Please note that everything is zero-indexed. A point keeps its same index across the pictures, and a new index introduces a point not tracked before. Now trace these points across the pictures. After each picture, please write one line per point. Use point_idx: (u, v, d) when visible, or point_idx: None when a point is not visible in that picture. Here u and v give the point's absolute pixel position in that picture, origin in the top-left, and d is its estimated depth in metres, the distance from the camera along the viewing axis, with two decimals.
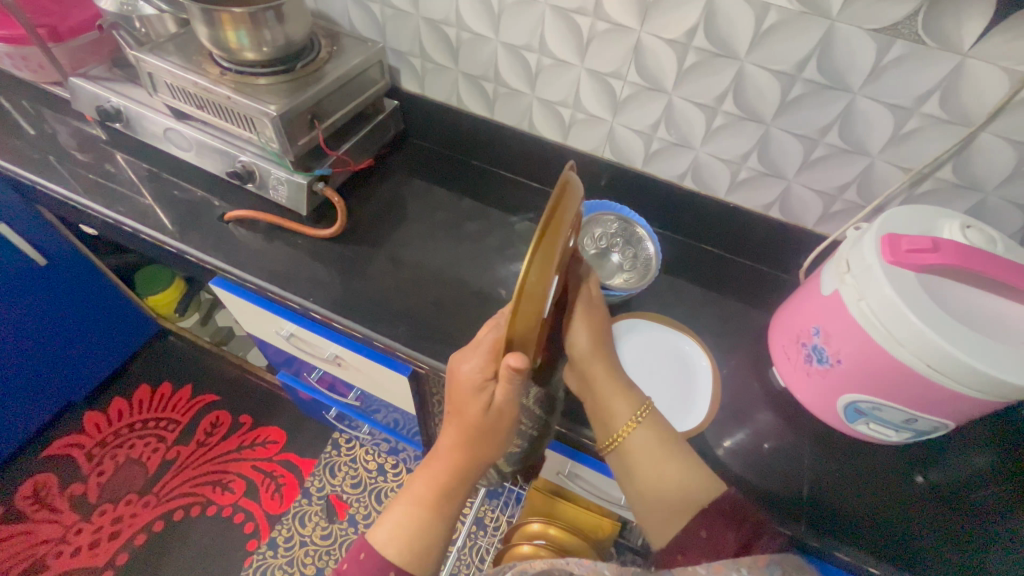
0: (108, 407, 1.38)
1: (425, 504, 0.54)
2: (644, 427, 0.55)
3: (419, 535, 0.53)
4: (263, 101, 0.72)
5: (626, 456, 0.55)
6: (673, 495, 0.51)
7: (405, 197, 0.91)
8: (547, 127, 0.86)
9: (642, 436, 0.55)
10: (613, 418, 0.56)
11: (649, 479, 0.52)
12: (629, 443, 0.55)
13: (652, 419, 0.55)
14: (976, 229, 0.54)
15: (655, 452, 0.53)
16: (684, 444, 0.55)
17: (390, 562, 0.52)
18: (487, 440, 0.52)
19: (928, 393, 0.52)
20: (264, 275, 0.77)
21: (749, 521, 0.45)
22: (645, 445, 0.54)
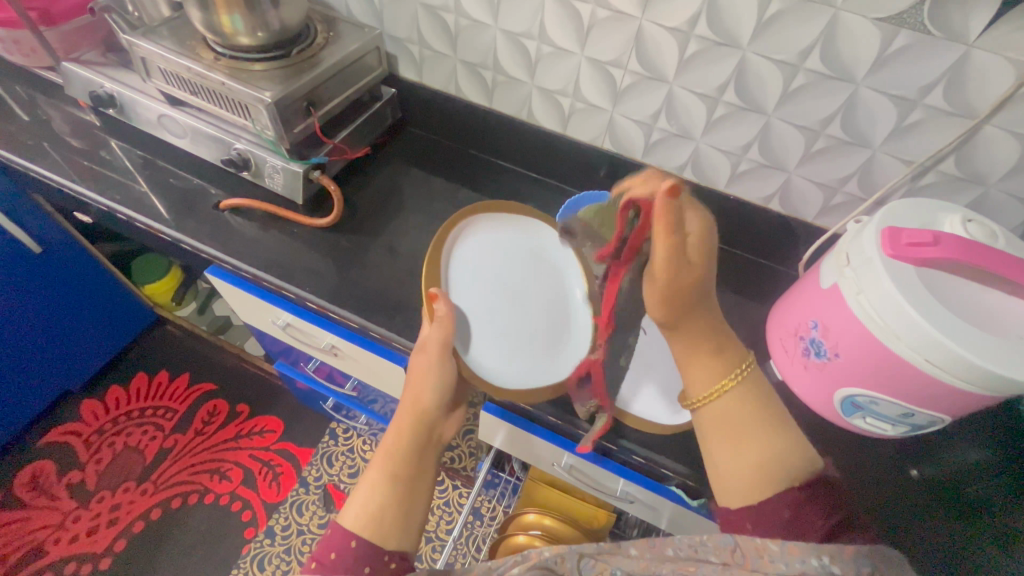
0: (105, 395, 1.38)
1: (384, 469, 0.52)
2: (740, 391, 0.50)
3: (379, 502, 0.50)
4: (258, 87, 0.71)
5: (709, 417, 0.50)
6: (767, 464, 0.46)
7: (403, 186, 0.90)
8: (547, 117, 0.85)
9: (735, 398, 0.50)
10: (698, 380, 0.52)
11: (738, 447, 0.48)
12: (719, 406, 0.50)
13: (749, 381, 0.50)
14: (977, 223, 0.53)
15: (747, 420, 0.48)
16: (782, 409, 0.50)
17: (347, 533, 0.48)
18: (422, 383, 0.54)
19: (925, 387, 0.52)
20: (260, 264, 0.77)
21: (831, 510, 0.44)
22: (736, 409, 0.49)
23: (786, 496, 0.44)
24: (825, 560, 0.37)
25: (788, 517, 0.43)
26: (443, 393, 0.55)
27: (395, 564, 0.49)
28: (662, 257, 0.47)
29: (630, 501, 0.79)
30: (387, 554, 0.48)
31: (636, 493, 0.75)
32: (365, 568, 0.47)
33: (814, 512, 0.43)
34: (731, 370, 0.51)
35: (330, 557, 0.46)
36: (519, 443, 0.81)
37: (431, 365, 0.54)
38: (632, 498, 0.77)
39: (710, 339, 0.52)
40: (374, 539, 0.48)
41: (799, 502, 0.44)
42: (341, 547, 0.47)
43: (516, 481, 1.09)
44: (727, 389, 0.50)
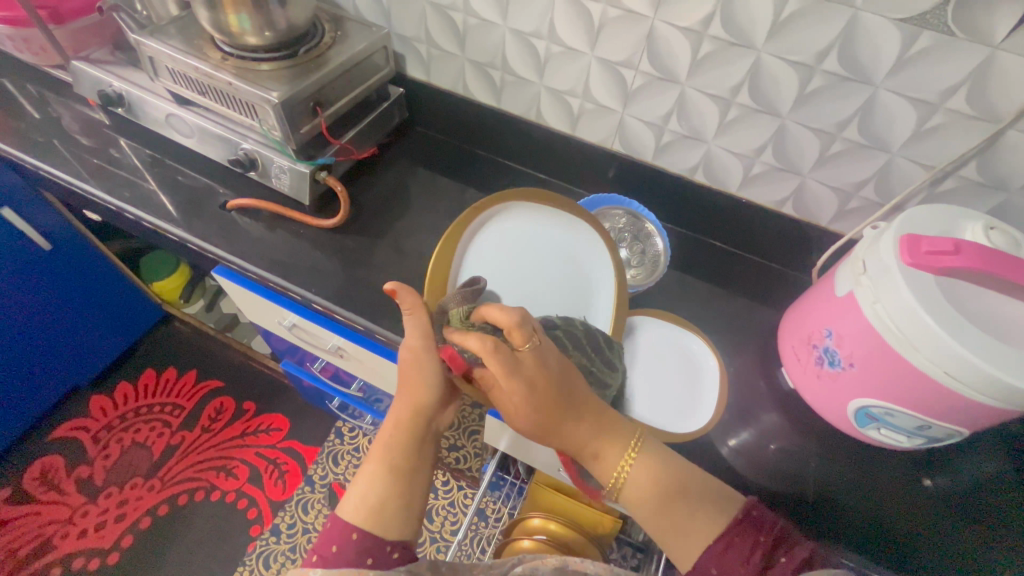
0: (114, 391, 1.39)
1: (382, 460, 0.50)
2: (641, 462, 0.48)
3: (380, 496, 0.48)
4: (265, 87, 0.70)
5: (629, 497, 0.48)
6: (686, 520, 0.45)
7: (409, 186, 0.90)
8: (555, 117, 0.84)
9: (643, 467, 0.48)
10: (602, 461, 0.49)
11: (667, 514, 0.46)
12: (632, 479, 0.48)
13: (648, 451, 0.49)
14: (1000, 231, 0.52)
15: (657, 489, 0.47)
16: (689, 466, 0.49)
17: (348, 525, 0.47)
18: (420, 378, 0.50)
19: (943, 399, 0.50)
20: (265, 264, 0.76)
21: (759, 540, 0.42)
22: (648, 479, 0.47)
23: (711, 551, 0.43)
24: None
25: (718, 573, 0.42)
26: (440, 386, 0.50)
27: (399, 554, 0.48)
28: (517, 390, 0.44)
29: None
30: (388, 543, 0.47)
31: (643, 500, 0.74)
32: (368, 560, 0.46)
33: (739, 555, 0.42)
34: (624, 443, 0.49)
35: (331, 550, 0.46)
36: (525, 447, 0.80)
37: (422, 359, 0.50)
38: None
39: (595, 420, 0.49)
40: (376, 531, 0.47)
41: (720, 553, 0.42)
42: (342, 541, 0.46)
43: (521, 483, 1.09)
44: (631, 463, 0.48)
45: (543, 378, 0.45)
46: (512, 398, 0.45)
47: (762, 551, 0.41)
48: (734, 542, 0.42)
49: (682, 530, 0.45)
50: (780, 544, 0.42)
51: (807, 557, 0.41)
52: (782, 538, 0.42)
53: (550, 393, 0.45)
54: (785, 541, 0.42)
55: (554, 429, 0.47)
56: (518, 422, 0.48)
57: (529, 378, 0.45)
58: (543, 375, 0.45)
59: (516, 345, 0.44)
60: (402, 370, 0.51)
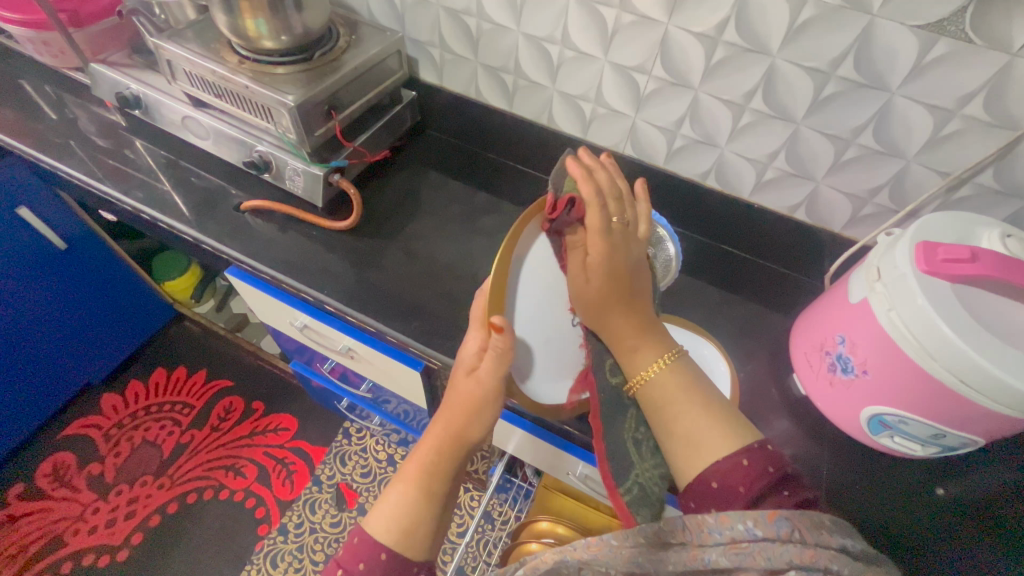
0: (125, 389, 1.40)
1: (419, 484, 0.49)
2: (674, 368, 0.47)
3: (413, 516, 0.48)
4: (280, 90, 0.71)
5: (648, 396, 0.47)
6: (699, 433, 0.43)
7: (420, 189, 0.90)
8: (567, 122, 0.84)
9: (672, 375, 0.47)
10: (633, 360, 0.48)
11: (680, 422, 0.44)
12: (657, 382, 0.46)
13: (681, 364, 0.48)
14: (1017, 238, 0.51)
15: (679, 396, 0.45)
16: (713, 389, 0.47)
17: (378, 544, 0.46)
18: (477, 413, 0.49)
19: (958, 408, 0.50)
20: (278, 265, 0.77)
21: (767, 471, 0.40)
22: (675, 385, 0.46)
23: (721, 463, 0.41)
24: (750, 522, 0.37)
25: (717, 489, 0.40)
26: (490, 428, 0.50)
27: (423, 573, 0.48)
28: (598, 258, 0.46)
29: None
30: (415, 564, 0.47)
31: (652, 505, 0.74)
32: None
33: (742, 478, 0.40)
34: (661, 349, 0.48)
35: (356, 567, 0.45)
36: (535, 450, 0.81)
37: (485, 398, 0.49)
38: None
39: (638, 319, 0.49)
40: (406, 552, 0.46)
41: (727, 471, 0.41)
42: (370, 559, 0.45)
43: (528, 486, 1.09)
44: (662, 366, 0.47)
45: (623, 256, 0.46)
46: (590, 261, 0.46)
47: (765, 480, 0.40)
48: (742, 467, 0.40)
49: (694, 441, 0.43)
50: (786, 482, 0.40)
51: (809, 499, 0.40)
52: (791, 475, 0.41)
53: (625, 275, 0.47)
54: (794, 479, 0.41)
55: (603, 310, 0.48)
56: (578, 294, 0.49)
57: (613, 246, 0.46)
58: (615, 258, 0.46)
59: (612, 213, 0.46)
60: (458, 396, 0.50)
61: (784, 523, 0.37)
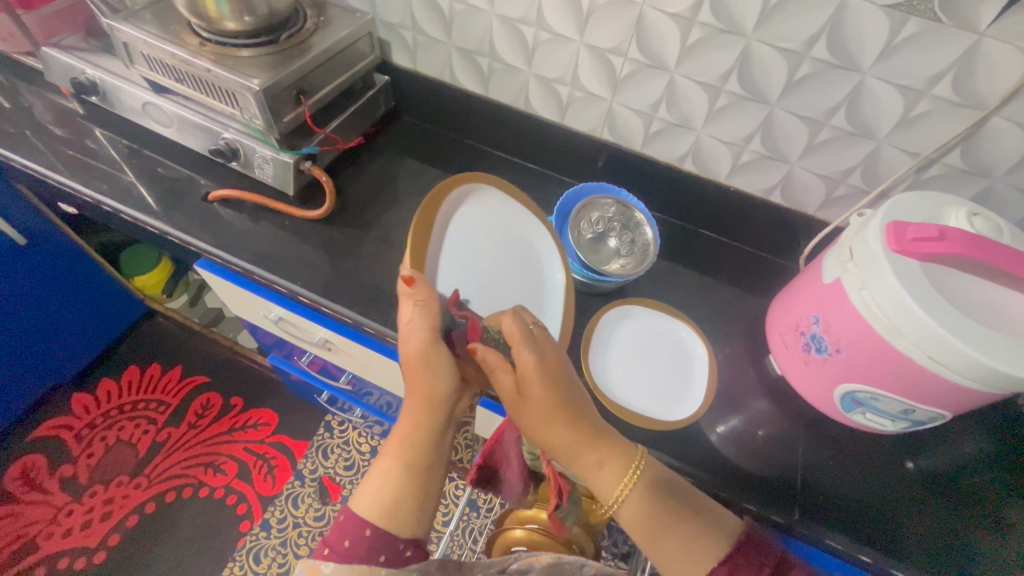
0: (97, 388, 1.36)
1: (398, 456, 0.49)
2: (643, 480, 0.48)
3: (393, 494, 0.48)
4: (245, 74, 0.68)
5: (627, 517, 0.48)
6: (688, 544, 0.45)
7: (396, 177, 0.88)
8: (544, 106, 0.83)
9: (640, 489, 0.48)
10: (600, 480, 0.49)
11: (660, 536, 0.46)
12: (628, 501, 0.47)
13: (645, 473, 0.49)
14: (982, 217, 0.52)
15: (656, 508, 0.47)
16: (684, 488, 0.49)
17: (362, 522, 0.46)
18: (432, 373, 0.48)
19: (928, 383, 0.51)
20: (250, 257, 0.75)
21: (764, 561, 0.43)
22: (643, 500, 0.47)
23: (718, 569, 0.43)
24: None
25: None
26: (452, 376, 0.48)
27: (411, 552, 0.48)
28: (531, 362, 0.48)
29: None
30: (402, 541, 0.47)
31: None
32: (381, 558, 0.46)
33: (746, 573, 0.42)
34: (624, 461, 0.49)
35: (344, 545, 0.46)
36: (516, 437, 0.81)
37: (430, 353, 0.47)
38: None
39: (589, 435, 0.49)
40: (392, 530, 0.47)
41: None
42: (355, 537, 0.46)
43: None
44: (631, 485, 0.48)
45: (552, 361, 0.49)
46: (522, 365, 0.48)
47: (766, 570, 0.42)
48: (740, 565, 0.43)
49: (682, 556, 0.45)
50: (785, 564, 0.43)
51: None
52: (786, 559, 0.43)
53: (558, 382, 0.49)
54: (790, 563, 0.43)
55: (551, 422, 0.49)
56: (516, 401, 0.49)
57: (539, 354, 0.48)
58: (545, 364, 0.48)
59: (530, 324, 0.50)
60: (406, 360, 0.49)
61: None
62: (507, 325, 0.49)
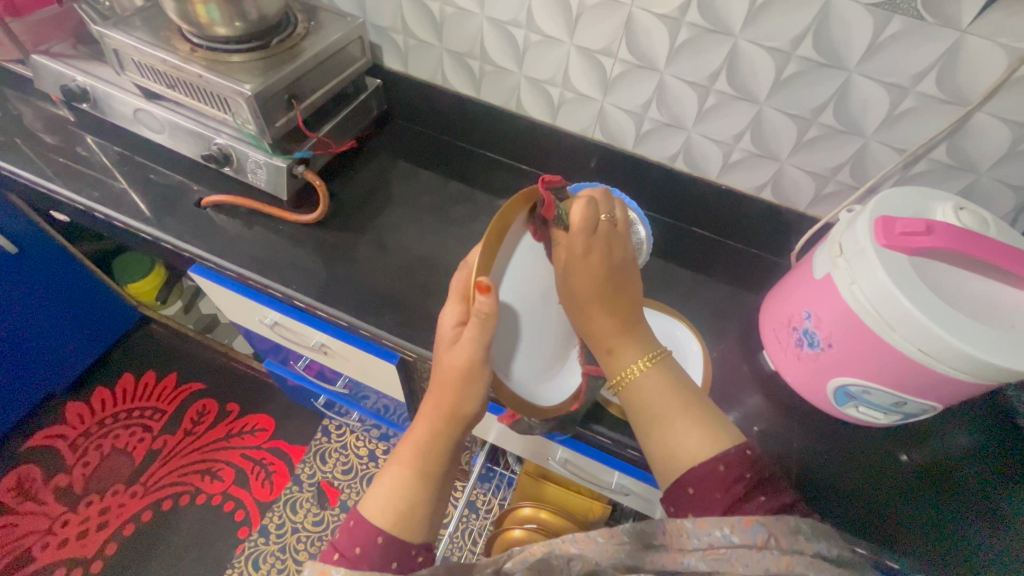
0: (91, 396, 1.35)
1: (414, 466, 0.48)
2: (653, 371, 0.50)
3: (408, 500, 0.47)
4: (236, 79, 0.68)
5: (630, 400, 0.50)
6: (678, 439, 0.45)
7: (389, 180, 0.89)
8: (536, 107, 0.83)
9: (653, 377, 0.49)
10: (617, 360, 0.51)
11: (657, 424, 0.47)
12: (637, 385, 0.49)
13: (664, 363, 0.51)
14: (968, 211, 0.53)
15: (661, 396, 0.48)
16: (696, 389, 0.50)
17: (374, 529, 0.45)
18: (464, 386, 0.46)
19: (918, 376, 0.52)
20: (245, 262, 0.75)
21: (744, 476, 0.41)
22: (654, 389, 0.49)
23: (696, 471, 0.42)
24: (727, 529, 0.38)
25: (694, 495, 0.42)
26: (484, 397, 0.48)
27: (422, 557, 0.47)
28: (581, 250, 0.49)
29: (625, 493, 0.79)
30: (415, 546, 0.47)
31: (631, 485, 0.75)
32: (392, 564, 0.45)
33: (720, 484, 0.41)
34: (644, 351, 0.52)
35: (353, 551, 0.45)
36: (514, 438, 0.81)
37: (472, 369, 0.46)
38: (627, 490, 0.77)
39: (620, 320, 0.52)
40: (405, 536, 0.46)
41: (707, 475, 0.42)
42: (366, 543, 0.45)
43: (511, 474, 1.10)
44: (642, 370, 0.50)
45: (608, 255, 0.51)
46: (577, 251, 0.49)
47: (745, 487, 0.40)
48: (719, 471, 0.41)
49: (672, 445, 0.45)
50: (767, 485, 0.41)
51: (787, 503, 0.40)
52: (768, 479, 0.42)
53: (605, 269, 0.51)
54: (770, 483, 0.41)
55: (584, 306, 0.52)
56: (566, 280, 0.51)
57: (599, 248, 0.50)
58: (603, 254, 0.50)
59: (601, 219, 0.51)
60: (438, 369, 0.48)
61: (761, 531, 0.37)
62: (580, 222, 0.48)
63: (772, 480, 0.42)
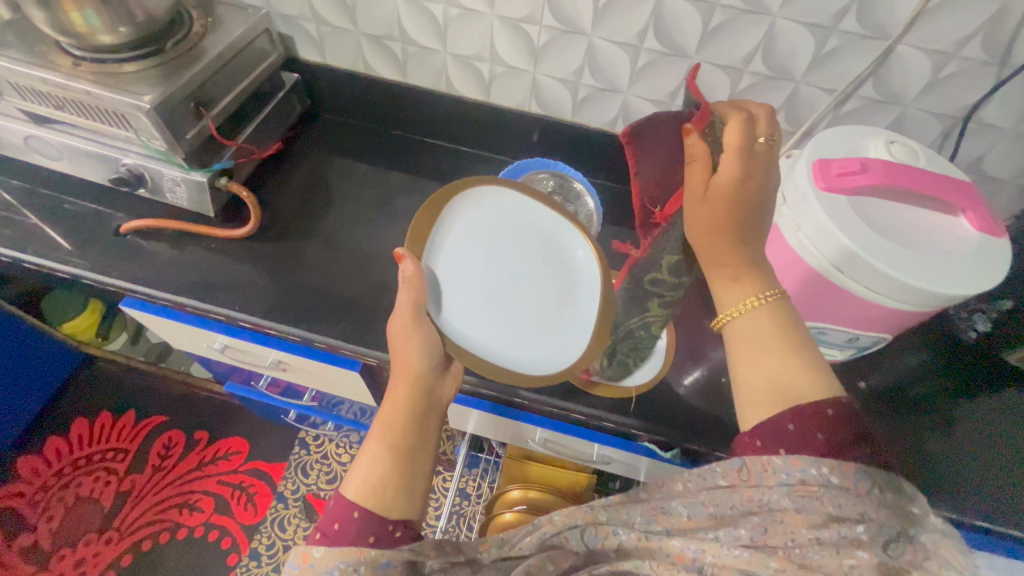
0: (43, 448, 1.27)
1: (381, 436, 0.46)
2: (766, 312, 0.43)
3: (380, 471, 0.45)
4: (133, 92, 0.62)
5: (731, 339, 0.43)
6: (784, 387, 0.40)
7: (324, 180, 0.84)
8: (467, 86, 0.80)
9: (763, 319, 0.42)
10: (723, 296, 0.43)
11: (761, 366, 0.41)
12: (743, 323, 0.43)
13: (776, 306, 0.43)
14: (899, 144, 0.55)
15: (769, 337, 0.42)
16: (805, 335, 0.44)
17: (347, 502, 0.43)
18: (408, 340, 0.48)
19: (868, 311, 0.53)
20: (180, 288, 0.70)
21: (849, 426, 0.38)
22: (761, 332, 0.42)
23: (797, 411, 0.38)
24: (824, 468, 0.36)
25: (790, 432, 0.38)
26: (430, 349, 0.48)
27: (401, 533, 0.44)
28: (727, 174, 0.38)
29: (607, 462, 0.80)
30: (391, 518, 0.43)
31: (612, 454, 0.76)
32: (371, 539, 0.42)
33: (825, 426, 0.37)
34: (758, 289, 0.43)
35: (334, 528, 0.42)
36: (493, 425, 0.80)
37: (410, 322, 0.48)
38: (608, 459, 0.78)
39: (738, 268, 0.42)
40: (380, 509, 0.43)
41: (807, 418, 0.38)
42: (344, 519, 0.42)
43: (496, 458, 1.10)
44: (753, 309, 0.42)
45: (761, 185, 0.39)
46: (715, 179, 0.38)
47: (847, 437, 0.37)
48: (826, 416, 0.38)
49: (777, 392, 0.40)
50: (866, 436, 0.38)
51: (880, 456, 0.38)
52: (868, 430, 0.38)
53: (742, 214, 0.39)
54: (869, 434, 0.38)
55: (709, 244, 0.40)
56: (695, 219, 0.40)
57: (749, 171, 0.38)
58: (748, 187, 0.38)
59: (755, 133, 0.39)
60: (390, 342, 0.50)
61: (859, 479, 0.36)
62: (721, 131, 0.38)
63: (875, 438, 0.38)
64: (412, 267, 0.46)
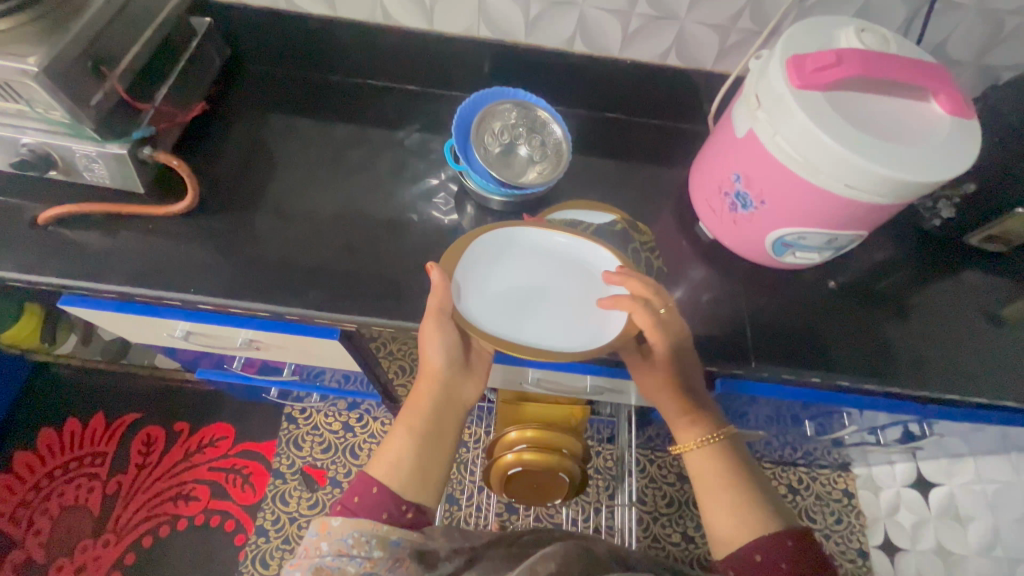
0: (12, 464, 1.20)
1: (405, 425, 0.56)
2: (717, 451, 0.57)
3: (399, 456, 0.55)
4: (11, 53, 0.52)
5: (692, 469, 0.58)
6: (741, 515, 0.52)
7: (265, 140, 0.76)
8: (408, 15, 0.72)
9: (715, 456, 0.57)
10: (684, 430, 0.59)
11: (722, 498, 0.54)
12: (700, 460, 0.57)
13: (722, 445, 0.57)
14: (870, 31, 0.52)
15: (723, 474, 0.56)
16: (758, 474, 0.56)
17: (370, 480, 0.52)
18: (428, 340, 0.58)
19: (847, 211, 0.53)
20: (124, 277, 0.63)
21: (804, 556, 0.49)
22: (714, 468, 0.56)
23: (761, 541, 0.50)
24: None
25: (760, 562, 0.49)
26: (446, 350, 0.58)
27: (413, 515, 0.52)
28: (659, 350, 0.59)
29: (600, 392, 0.81)
30: (404, 499, 0.52)
31: (605, 383, 0.76)
32: (383, 516, 0.51)
33: (786, 556, 0.49)
34: (707, 429, 0.58)
35: (354, 500, 0.52)
36: None
37: (432, 326, 0.58)
38: (601, 389, 0.79)
39: (685, 402, 0.59)
40: (396, 489, 0.53)
41: (767, 548, 0.49)
42: (363, 492, 0.52)
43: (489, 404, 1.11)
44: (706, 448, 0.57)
45: (675, 348, 0.59)
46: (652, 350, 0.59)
47: (803, 564, 0.48)
48: (788, 546, 0.49)
49: (733, 518, 0.52)
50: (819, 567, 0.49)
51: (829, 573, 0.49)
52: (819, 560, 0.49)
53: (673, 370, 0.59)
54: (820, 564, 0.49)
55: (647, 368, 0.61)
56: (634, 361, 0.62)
57: (666, 343, 0.58)
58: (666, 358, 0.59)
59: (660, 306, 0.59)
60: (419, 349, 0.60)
61: None
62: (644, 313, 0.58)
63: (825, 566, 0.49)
64: (438, 278, 0.57)
